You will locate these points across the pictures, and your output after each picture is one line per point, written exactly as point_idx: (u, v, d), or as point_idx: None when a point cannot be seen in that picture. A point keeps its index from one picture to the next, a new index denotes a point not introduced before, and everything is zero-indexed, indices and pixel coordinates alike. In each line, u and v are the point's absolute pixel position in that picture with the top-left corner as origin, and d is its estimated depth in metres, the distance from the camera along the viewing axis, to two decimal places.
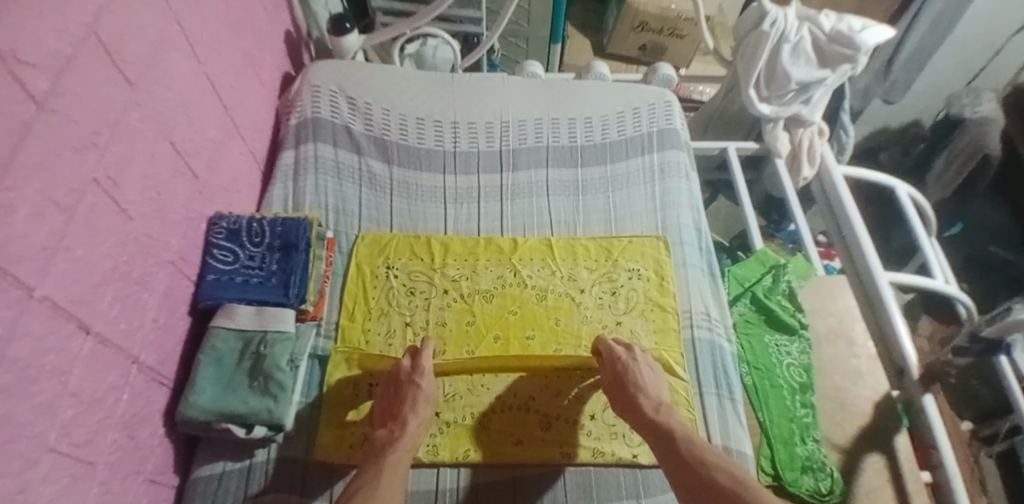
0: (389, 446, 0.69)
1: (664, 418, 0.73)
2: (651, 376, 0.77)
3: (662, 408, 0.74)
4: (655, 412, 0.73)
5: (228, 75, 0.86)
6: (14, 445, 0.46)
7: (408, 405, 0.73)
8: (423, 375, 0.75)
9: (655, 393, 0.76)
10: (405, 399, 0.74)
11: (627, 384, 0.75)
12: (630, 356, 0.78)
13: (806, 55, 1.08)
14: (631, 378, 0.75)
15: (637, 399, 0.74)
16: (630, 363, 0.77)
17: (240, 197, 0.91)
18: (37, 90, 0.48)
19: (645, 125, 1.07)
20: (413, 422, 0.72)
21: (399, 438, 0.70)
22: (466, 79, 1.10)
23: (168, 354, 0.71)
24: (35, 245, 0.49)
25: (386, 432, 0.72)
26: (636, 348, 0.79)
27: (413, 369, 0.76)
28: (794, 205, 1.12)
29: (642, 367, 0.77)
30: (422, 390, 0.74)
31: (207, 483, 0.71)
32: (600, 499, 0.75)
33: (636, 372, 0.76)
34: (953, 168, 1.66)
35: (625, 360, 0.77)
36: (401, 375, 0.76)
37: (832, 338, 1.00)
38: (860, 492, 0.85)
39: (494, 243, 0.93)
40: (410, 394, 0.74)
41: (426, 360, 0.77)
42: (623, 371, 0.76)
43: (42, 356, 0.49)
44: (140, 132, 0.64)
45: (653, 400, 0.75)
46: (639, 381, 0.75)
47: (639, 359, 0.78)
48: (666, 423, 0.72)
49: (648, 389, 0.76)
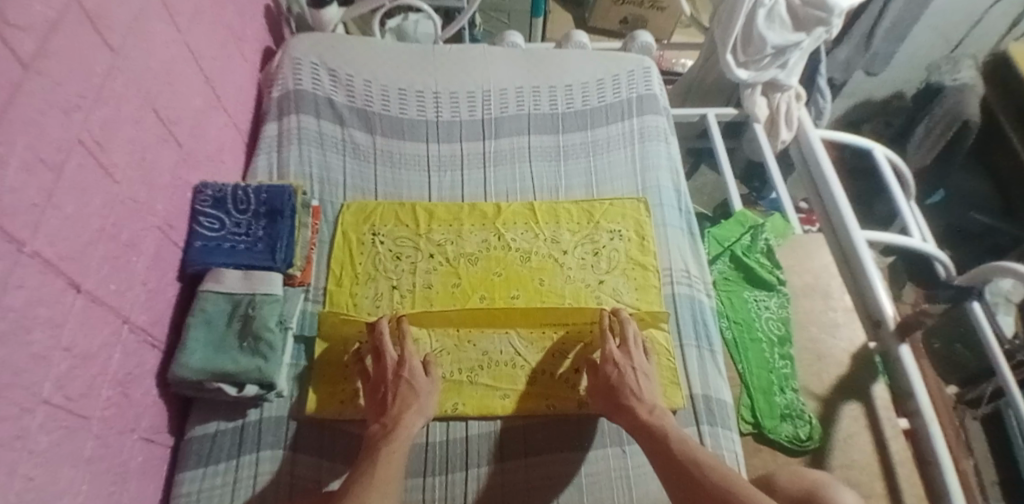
0: (384, 439, 0.68)
1: (658, 421, 0.71)
2: (646, 385, 0.75)
3: (657, 411, 0.72)
4: (650, 415, 0.72)
5: (210, 47, 0.87)
6: (9, 392, 0.48)
7: (398, 402, 0.72)
8: (414, 373, 0.75)
9: (649, 396, 0.74)
10: (394, 397, 0.73)
11: (621, 391, 0.74)
12: (626, 357, 0.77)
13: (781, 19, 1.09)
14: (628, 387, 0.74)
15: (631, 404, 0.73)
16: (625, 368, 0.76)
17: (224, 168, 0.93)
18: (24, 51, 0.50)
19: (625, 91, 1.09)
20: (409, 414, 0.71)
21: (393, 431, 0.69)
22: (448, 50, 1.11)
23: (159, 316, 0.73)
24: (25, 201, 0.50)
25: (378, 428, 0.71)
26: (631, 349, 0.78)
27: (399, 364, 0.75)
28: (773, 170, 1.14)
29: (639, 376, 0.75)
30: (415, 389, 0.73)
31: (201, 442, 0.73)
32: (585, 444, 0.78)
33: (631, 381, 0.75)
34: (931, 138, 1.65)
35: (621, 365, 0.76)
36: (387, 374, 0.75)
37: (809, 292, 1.03)
38: (837, 438, 0.87)
39: (478, 208, 0.95)
40: (403, 392, 0.73)
41: (411, 356, 0.76)
42: (619, 383, 0.74)
43: (35, 308, 0.51)
44: (124, 98, 0.65)
45: (647, 403, 0.73)
46: (637, 389, 0.74)
47: (637, 365, 0.76)
48: (662, 427, 0.70)
49: (643, 394, 0.74)
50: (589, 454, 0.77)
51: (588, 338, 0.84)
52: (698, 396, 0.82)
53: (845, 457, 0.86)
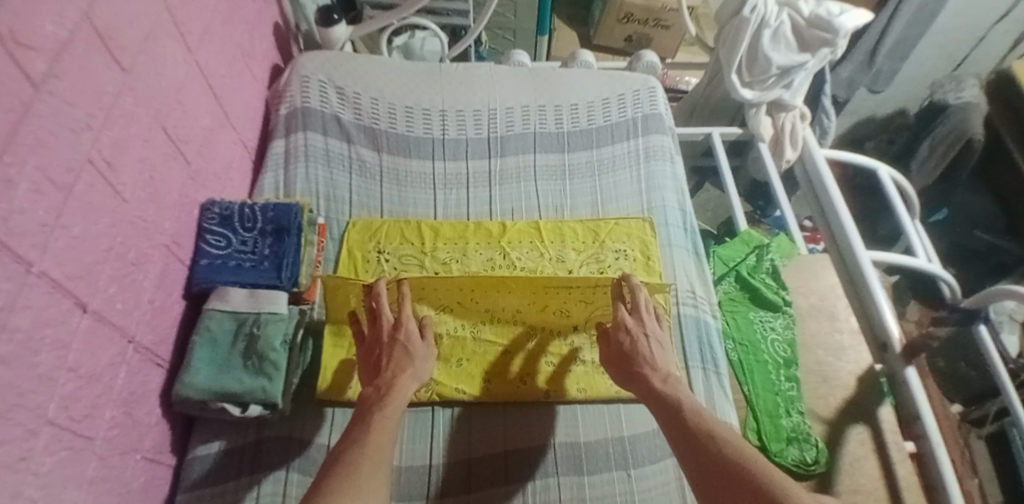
0: (378, 404, 0.67)
1: (671, 389, 0.70)
2: (660, 352, 0.75)
3: (671, 380, 0.71)
4: (663, 384, 0.71)
5: (219, 64, 0.88)
6: (14, 414, 0.47)
7: (393, 366, 0.71)
8: (409, 336, 0.74)
9: (664, 365, 0.73)
10: (389, 361, 0.72)
11: (636, 359, 0.74)
12: (639, 327, 0.77)
13: (786, 39, 1.11)
14: (642, 356, 0.74)
15: (644, 372, 0.72)
16: (638, 336, 0.76)
17: (232, 185, 0.93)
18: (34, 71, 0.50)
19: (630, 111, 1.10)
20: (403, 378, 0.70)
21: (387, 395, 0.68)
22: (455, 69, 1.12)
23: (164, 335, 0.73)
24: (34, 221, 0.50)
25: (372, 390, 0.69)
26: (637, 319, 0.77)
27: (395, 326, 0.75)
28: (778, 191, 1.13)
29: (652, 343, 0.75)
30: (410, 353, 0.73)
31: (203, 462, 0.73)
32: (590, 471, 0.76)
33: (644, 349, 0.74)
34: (938, 153, 1.63)
35: (634, 333, 0.76)
36: (382, 336, 0.74)
37: (815, 313, 1.03)
38: (843, 462, 0.87)
39: (484, 226, 0.95)
40: (397, 356, 0.72)
41: (408, 320, 0.75)
42: (632, 351, 0.74)
43: (41, 329, 0.51)
44: (133, 116, 0.66)
45: (661, 371, 0.72)
46: (651, 357, 0.73)
47: (649, 333, 0.76)
48: (674, 395, 0.69)
49: (656, 362, 0.73)
50: (592, 479, 0.76)
51: (590, 298, 0.84)
52: None
53: (851, 482, 0.85)
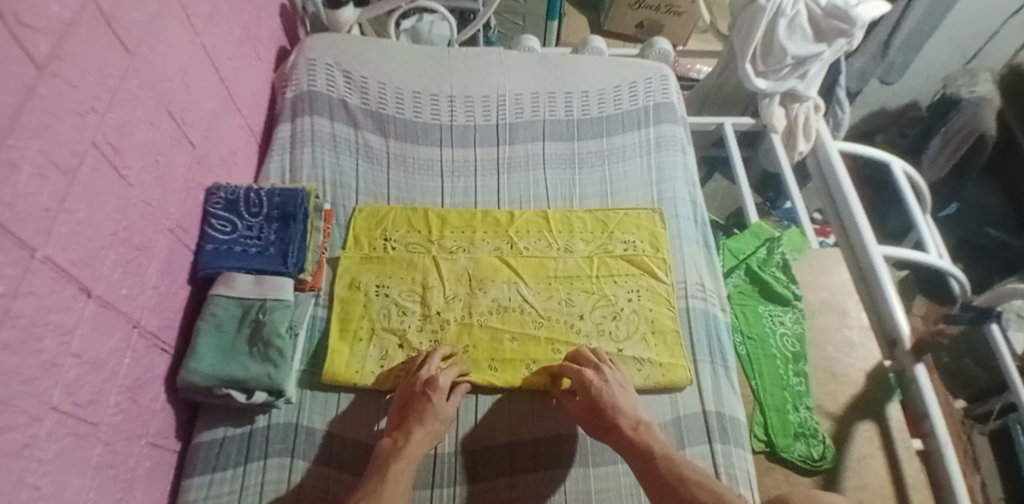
0: (394, 455, 0.67)
1: (643, 437, 0.70)
2: (622, 393, 0.75)
3: (642, 426, 0.71)
4: (635, 431, 0.71)
5: (225, 47, 0.86)
6: (18, 401, 0.47)
7: (415, 418, 0.71)
8: (438, 392, 0.73)
9: (632, 410, 0.73)
10: (413, 412, 0.72)
11: (603, 409, 0.73)
12: (601, 379, 0.75)
13: (802, 29, 1.08)
14: (607, 401, 0.73)
15: (616, 421, 0.72)
16: (600, 385, 0.74)
17: (238, 169, 0.92)
18: (38, 53, 0.49)
19: (641, 99, 1.08)
20: (420, 434, 0.70)
21: (403, 447, 0.68)
22: (463, 54, 1.10)
23: (169, 320, 0.72)
24: (38, 205, 0.49)
25: (389, 441, 0.70)
26: (606, 369, 0.77)
27: (428, 382, 0.74)
28: (790, 182, 1.12)
29: (615, 388, 0.75)
30: (434, 407, 0.72)
31: (208, 448, 0.73)
32: (596, 463, 0.76)
33: (608, 395, 0.74)
34: (949, 148, 1.62)
35: (597, 383, 0.75)
36: (416, 386, 0.74)
37: (825, 309, 1.01)
38: (851, 459, 0.86)
39: (491, 215, 0.94)
40: (422, 407, 0.72)
41: (442, 377, 0.74)
42: (598, 396, 0.73)
43: (46, 315, 0.50)
44: (138, 99, 0.64)
45: (632, 418, 0.72)
46: (615, 401, 0.73)
47: (611, 381, 0.76)
48: (648, 444, 0.69)
49: (625, 407, 0.73)
50: (598, 471, 0.75)
51: (593, 289, 0.87)
52: (712, 413, 0.81)
53: (858, 478, 0.84)
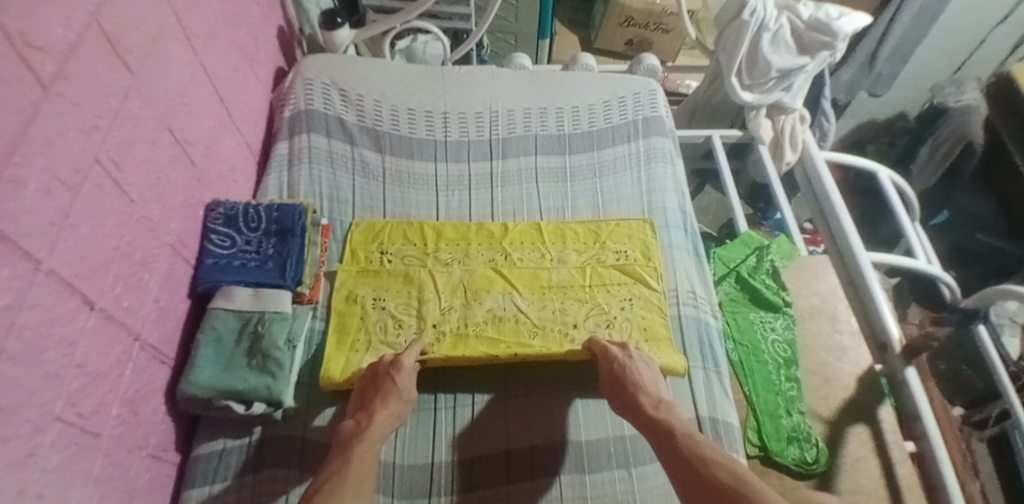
0: (357, 435, 0.69)
1: (663, 414, 0.72)
2: (648, 372, 0.78)
3: (662, 406, 0.74)
4: (655, 409, 0.73)
5: (224, 67, 0.89)
6: (22, 410, 0.48)
7: (379, 399, 0.73)
8: (401, 372, 0.75)
9: (654, 389, 0.76)
10: (377, 394, 0.74)
11: (626, 384, 0.76)
12: (626, 354, 0.79)
13: (785, 43, 1.12)
14: (630, 376, 0.76)
15: (637, 397, 0.74)
16: (626, 361, 0.78)
17: (236, 186, 0.94)
18: (44, 73, 0.51)
19: (631, 113, 1.11)
20: (383, 416, 0.72)
21: (366, 428, 0.70)
22: (457, 71, 1.13)
23: (169, 334, 0.73)
24: (42, 220, 0.51)
25: (352, 424, 0.71)
26: (630, 345, 0.80)
27: (393, 363, 0.77)
28: (778, 192, 1.14)
29: (639, 364, 0.78)
30: (397, 386, 0.74)
31: (207, 460, 0.73)
32: (591, 470, 0.77)
33: (633, 371, 0.77)
34: (939, 155, 1.64)
35: (621, 359, 0.78)
36: (380, 367, 0.77)
37: (815, 315, 1.03)
38: (845, 462, 0.87)
39: (485, 228, 0.96)
40: (385, 388, 0.74)
41: (405, 358, 0.77)
42: (621, 371, 0.77)
43: (49, 327, 0.51)
44: (139, 118, 0.66)
45: (653, 397, 0.75)
46: (638, 379, 0.76)
47: (635, 357, 0.79)
48: (667, 420, 0.71)
49: (647, 386, 0.76)
50: (593, 478, 0.76)
51: (587, 298, 0.89)
52: (705, 419, 0.82)
53: (852, 481, 0.85)
